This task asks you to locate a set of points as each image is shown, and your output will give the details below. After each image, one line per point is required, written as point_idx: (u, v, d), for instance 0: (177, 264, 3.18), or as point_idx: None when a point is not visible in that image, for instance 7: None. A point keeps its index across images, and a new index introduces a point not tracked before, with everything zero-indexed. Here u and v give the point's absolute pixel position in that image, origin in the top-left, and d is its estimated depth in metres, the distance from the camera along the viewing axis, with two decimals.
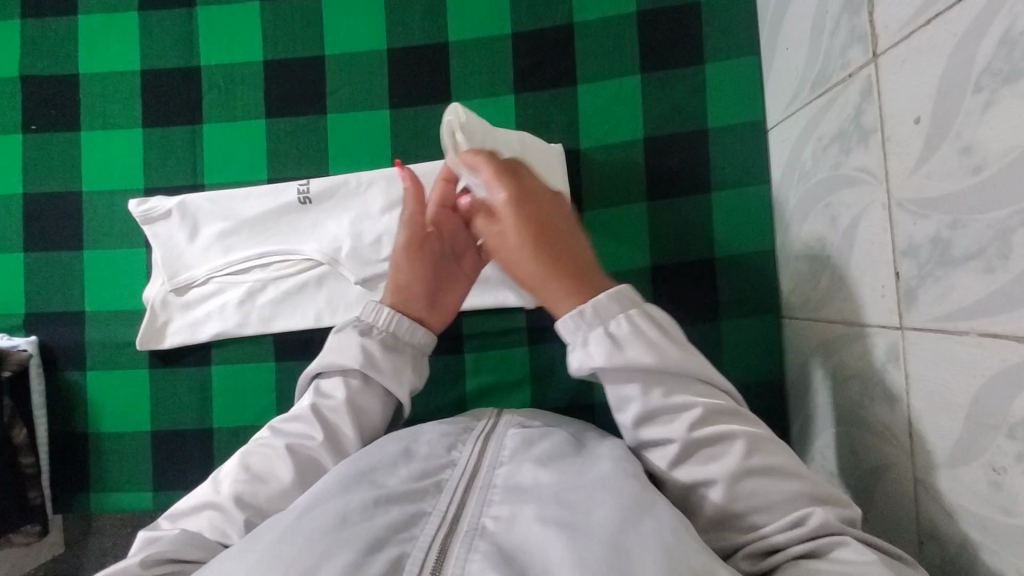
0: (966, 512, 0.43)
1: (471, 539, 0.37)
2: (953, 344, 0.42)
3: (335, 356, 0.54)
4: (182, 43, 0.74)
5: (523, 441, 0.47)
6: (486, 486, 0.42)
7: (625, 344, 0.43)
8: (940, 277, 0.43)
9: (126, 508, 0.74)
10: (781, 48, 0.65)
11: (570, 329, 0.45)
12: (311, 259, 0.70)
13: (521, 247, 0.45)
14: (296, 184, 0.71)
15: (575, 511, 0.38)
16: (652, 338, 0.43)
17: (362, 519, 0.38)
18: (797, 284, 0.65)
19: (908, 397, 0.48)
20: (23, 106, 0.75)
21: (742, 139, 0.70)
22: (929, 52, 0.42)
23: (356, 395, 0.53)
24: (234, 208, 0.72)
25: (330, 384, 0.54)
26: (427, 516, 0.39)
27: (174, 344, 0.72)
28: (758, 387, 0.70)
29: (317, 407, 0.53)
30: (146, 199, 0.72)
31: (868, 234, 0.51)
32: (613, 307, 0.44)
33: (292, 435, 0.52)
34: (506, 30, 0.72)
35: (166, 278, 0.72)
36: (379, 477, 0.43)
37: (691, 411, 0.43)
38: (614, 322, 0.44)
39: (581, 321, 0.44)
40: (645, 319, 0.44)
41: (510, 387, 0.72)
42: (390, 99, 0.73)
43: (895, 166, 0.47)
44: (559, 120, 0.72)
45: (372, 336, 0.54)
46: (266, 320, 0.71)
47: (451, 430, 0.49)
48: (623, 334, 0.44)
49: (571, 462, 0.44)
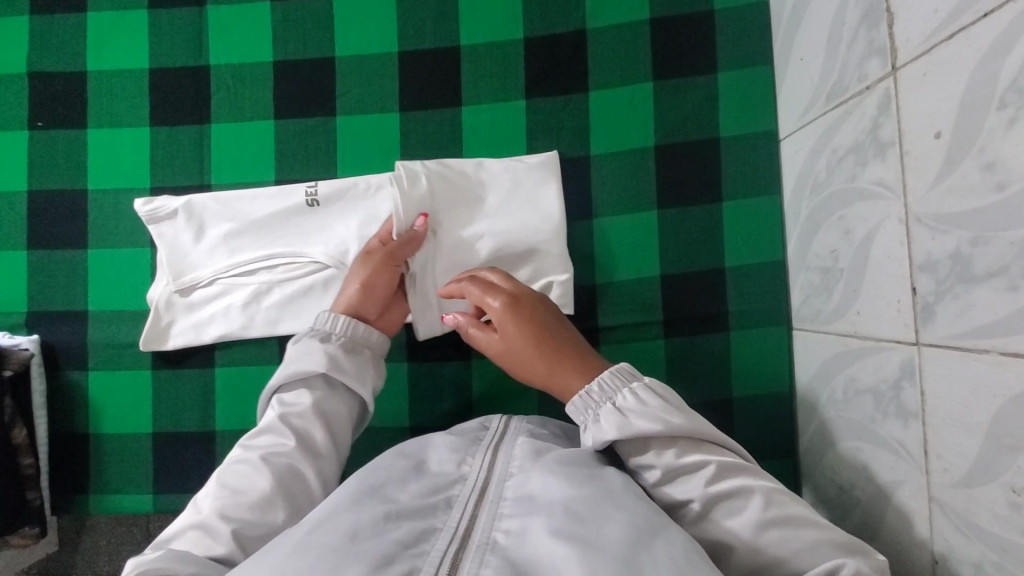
0: (983, 532, 0.42)
1: (482, 554, 0.36)
2: (973, 362, 0.42)
3: (297, 364, 0.56)
4: (191, 42, 0.74)
5: (532, 451, 0.46)
6: (496, 499, 0.42)
7: (631, 414, 0.46)
8: (960, 293, 0.42)
9: (125, 510, 0.73)
10: (796, 58, 0.64)
11: (581, 411, 0.48)
12: (318, 262, 0.70)
13: (523, 348, 0.52)
14: (304, 186, 0.70)
15: (588, 525, 0.38)
16: (659, 409, 0.46)
17: (373, 534, 0.37)
18: (808, 296, 0.65)
19: (922, 413, 0.47)
20: (29, 102, 0.74)
21: (754, 149, 0.69)
22: (951, 67, 0.42)
23: (321, 399, 0.56)
24: (240, 208, 0.71)
25: (292, 394, 0.56)
26: (438, 532, 0.39)
27: (178, 345, 0.71)
28: (766, 399, 0.70)
29: (286, 415, 0.55)
30: (151, 199, 0.71)
31: (884, 248, 0.51)
32: (617, 384, 0.48)
33: (265, 445, 0.53)
34: (518, 35, 0.72)
35: (171, 278, 0.71)
36: (389, 492, 0.42)
37: (705, 469, 0.44)
38: (620, 395, 0.47)
39: (590, 400, 0.48)
40: (648, 393, 0.47)
41: (516, 395, 0.72)
42: (400, 102, 0.73)
43: (913, 180, 0.46)
44: (570, 127, 0.71)
45: (330, 343, 0.58)
46: (271, 322, 0.71)
47: (460, 444, 0.49)
48: (629, 405, 0.46)
49: (580, 473, 0.43)
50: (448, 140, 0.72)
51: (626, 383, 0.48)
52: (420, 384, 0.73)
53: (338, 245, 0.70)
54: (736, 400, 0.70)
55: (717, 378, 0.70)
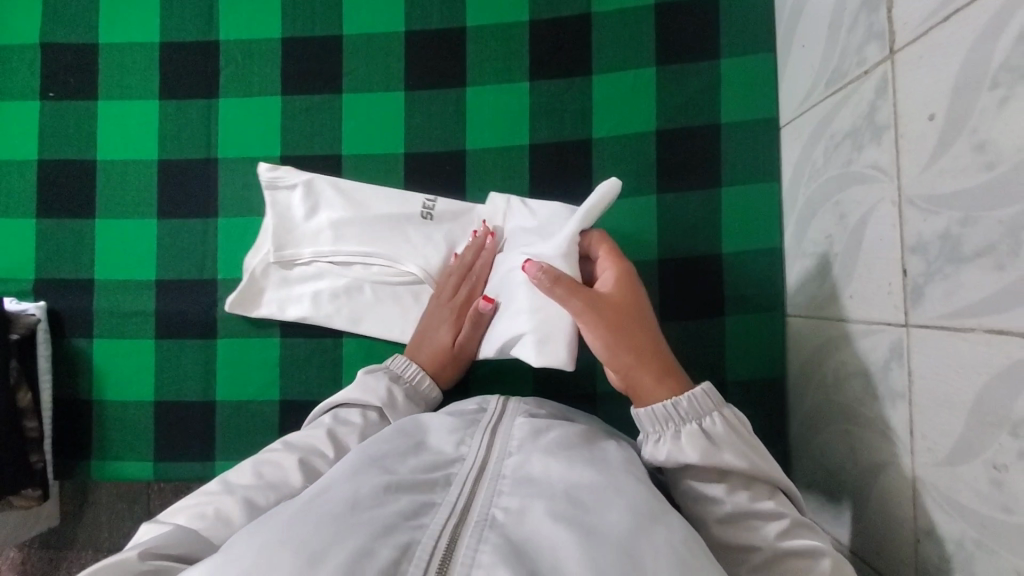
0: (963, 508, 0.43)
1: (482, 529, 0.38)
2: (959, 341, 0.42)
3: (362, 393, 0.60)
4: (201, 17, 0.75)
5: (531, 432, 0.49)
6: (495, 477, 0.44)
7: (719, 444, 0.46)
8: (949, 274, 0.43)
9: (126, 476, 0.74)
10: (797, 44, 0.65)
11: (659, 421, 0.48)
12: (408, 272, 0.70)
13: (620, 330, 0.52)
14: (422, 197, 0.71)
15: (584, 509, 0.40)
16: (741, 443, 0.47)
17: (373, 504, 0.39)
18: (803, 282, 0.65)
19: (909, 394, 0.48)
20: (41, 73, 0.75)
21: (754, 135, 0.70)
22: (947, 50, 0.42)
23: (371, 426, 0.59)
24: (363, 200, 0.71)
25: (347, 413, 0.59)
26: (437, 506, 0.41)
27: (262, 316, 0.72)
28: (759, 384, 0.70)
29: (336, 428, 0.57)
30: (276, 165, 0.72)
31: (878, 232, 0.51)
32: (707, 404, 0.48)
33: (309, 449, 0.54)
34: (524, 17, 0.72)
35: (273, 249, 0.71)
36: (389, 464, 0.44)
37: (780, 521, 0.45)
38: (706, 419, 0.47)
39: (674, 412, 0.48)
40: (734, 420, 0.48)
41: (512, 373, 0.73)
42: (405, 81, 0.73)
43: (906, 163, 0.47)
44: (573, 109, 0.72)
45: (398, 383, 0.62)
46: (354, 319, 0.71)
47: (460, 425, 0.51)
48: (717, 432, 0.47)
49: (578, 456, 0.45)
50: (452, 121, 0.73)
51: (715, 409, 0.48)
52: None
53: (353, 221, 0.71)
54: (729, 384, 0.71)
55: (712, 363, 0.71)
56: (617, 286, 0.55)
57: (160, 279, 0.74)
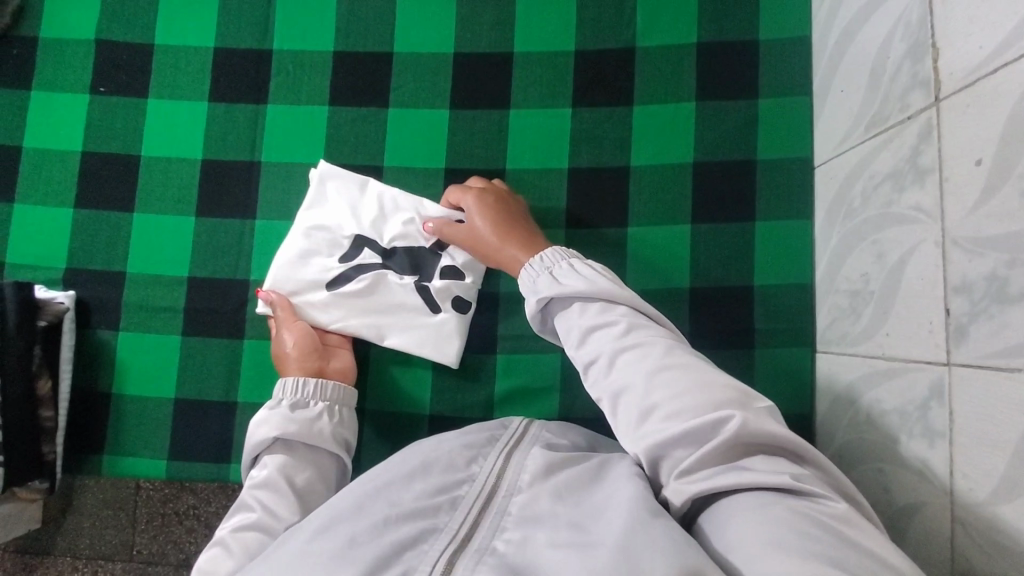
0: (1007, 550, 0.42)
1: (480, 556, 0.40)
2: (1004, 381, 0.43)
3: (251, 440, 0.61)
4: (257, 26, 0.77)
5: (545, 466, 0.47)
6: (500, 512, 0.43)
7: (565, 279, 0.55)
8: (996, 314, 0.44)
9: (138, 474, 0.73)
10: (835, 89, 0.67)
11: (528, 280, 0.59)
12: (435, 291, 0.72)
13: (496, 244, 0.65)
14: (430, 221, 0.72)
15: (588, 537, 0.40)
16: (586, 275, 0.55)
17: (371, 538, 0.40)
18: (834, 319, 0.66)
19: (950, 433, 0.48)
20: (94, 68, 0.77)
21: (791, 173, 0.71)
22: (993, 100, 0.44)
23: (279, 462, 0.60)
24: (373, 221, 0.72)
25: (258, 466, 0.60)
26: (439, 533, 0.42)
27: None
28: (787, 418, 0.70)
29: (251, 486, 0.58)
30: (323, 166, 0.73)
31: (918, 271, 0.52)
32: (557, 257, 0.59)
33: (230, 524, 0.55)
34: (570, 47, 0.75)
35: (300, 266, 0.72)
36: (394, 493, 0.44)
37: (650, 348, 0.49)
38: (557, 265, 0.58)
39: (533, 270, 0.58)
40: (581, 263, 0.57)
41: (538, 392, 0.72)
42: (451, 99, 0.75)
43: (950, 206, 0.48)
44: (612, 137, 0.74)
45: (278, 407, 0.62)
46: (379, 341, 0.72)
47: (476, 441, 0.51)
48: (563, 271, 0.57)
49: (587, 499, 0.44)
50: (494, 140, 0.75)
51: (566, 258, 0.58)
52: (441, 373, 0.74)
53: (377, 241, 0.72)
54: None
55: None
56: (475, 208, 0.67)
57: (191, 276, 0.74)
